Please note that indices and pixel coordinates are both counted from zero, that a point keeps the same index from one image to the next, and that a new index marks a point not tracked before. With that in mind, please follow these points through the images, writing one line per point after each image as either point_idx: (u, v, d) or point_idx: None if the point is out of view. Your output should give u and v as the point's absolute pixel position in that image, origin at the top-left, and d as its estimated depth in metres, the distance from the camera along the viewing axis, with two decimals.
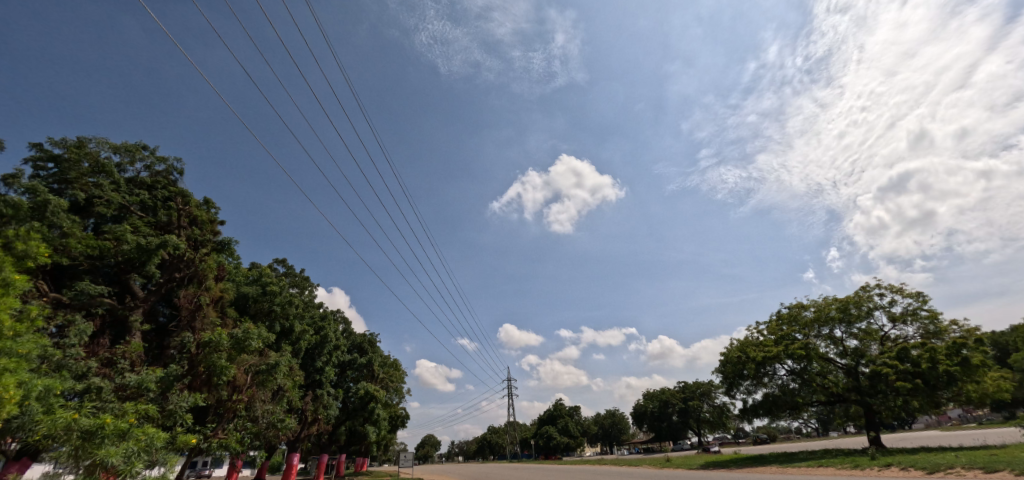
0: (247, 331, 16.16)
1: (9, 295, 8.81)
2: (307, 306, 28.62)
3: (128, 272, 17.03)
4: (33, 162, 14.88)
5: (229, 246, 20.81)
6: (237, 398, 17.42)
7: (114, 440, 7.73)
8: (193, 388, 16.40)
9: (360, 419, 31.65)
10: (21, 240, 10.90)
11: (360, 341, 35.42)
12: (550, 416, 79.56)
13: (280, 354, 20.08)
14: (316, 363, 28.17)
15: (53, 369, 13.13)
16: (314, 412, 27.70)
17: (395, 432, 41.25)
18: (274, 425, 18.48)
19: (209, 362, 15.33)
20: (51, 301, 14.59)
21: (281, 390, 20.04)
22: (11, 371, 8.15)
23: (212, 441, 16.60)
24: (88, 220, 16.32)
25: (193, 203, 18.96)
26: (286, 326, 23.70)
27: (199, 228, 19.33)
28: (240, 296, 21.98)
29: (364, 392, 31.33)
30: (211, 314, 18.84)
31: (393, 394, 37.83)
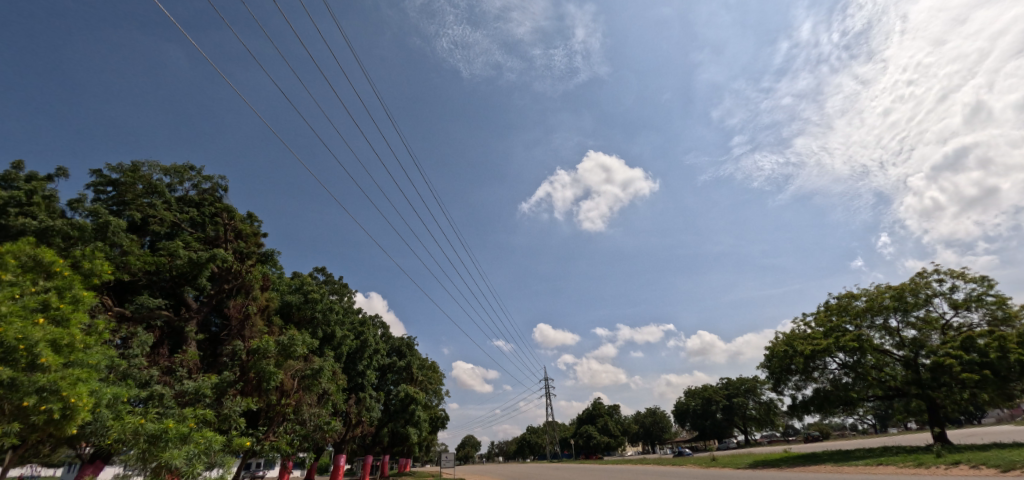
0: (292, 337, 16.95)
1: (79, 311, 9.75)
2: (347, 313, 29.61)
3: (183, 285, 18.20)
4: (94, 187, 16.16)
5: (272, 257, 21.83)
6: (285, 402, 18.16)
7: (177, 442, 8.34)
8: (245, 393, 17.25)
9: (401, 421, 32.42)
10: (88, 259, 12.01)
11: (399, 345, 36.43)
12: (589, 416, 78.98)
13: (324, 358, 20.90)
14: (357, 367, 29.10)
15: (121, 377, 14.19)
16: (358, 415, 28.62)
17: (436, 432, 42.01)
18: (322, 427, 19.15)
19: (259, 368, 16.21)
20: (115, 315, 15.79)
21: (325, 393, 20.86)
22: (83, 380, 8.91)
23: (264, 443, 17.50)
24: (144, 237, 17.59)
25: (238, 217, 20.03)
26: (328, 332, 24.58)
27: (244, 241, 20.30)
28: (284, 304, 23.09)
29: (405, 394, 32.19)
30: (259, 323, 19.76)
31: (433, 396, 38.52)
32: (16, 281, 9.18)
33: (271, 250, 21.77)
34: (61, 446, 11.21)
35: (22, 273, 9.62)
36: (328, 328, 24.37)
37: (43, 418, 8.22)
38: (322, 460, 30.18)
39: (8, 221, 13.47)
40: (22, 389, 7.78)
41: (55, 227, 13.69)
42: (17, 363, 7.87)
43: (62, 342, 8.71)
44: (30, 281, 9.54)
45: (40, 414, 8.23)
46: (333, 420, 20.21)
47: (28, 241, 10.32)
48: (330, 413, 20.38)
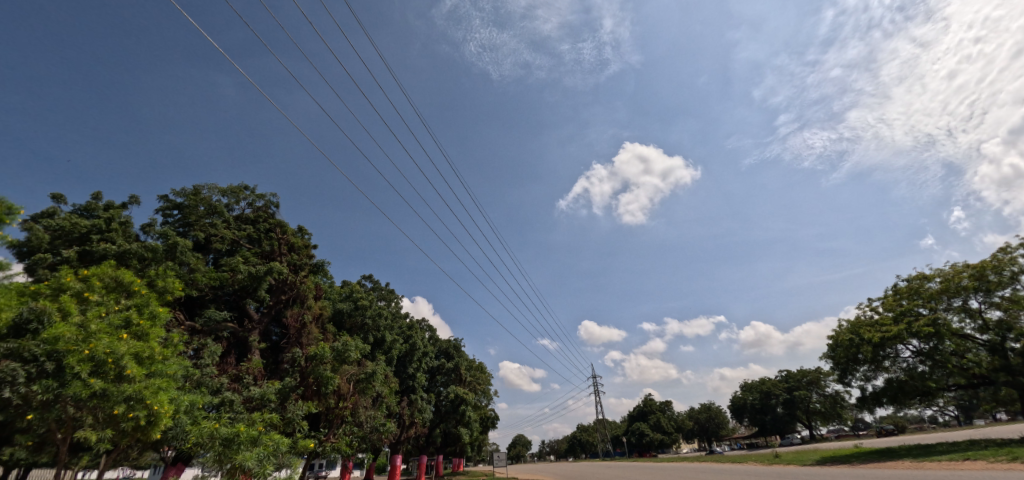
0: (346, 343, 17.84)
1: (156, 326, 10.77)
2: (395, 318, 30.70)
3: (244, 297, 19.54)
4: (162, 211, 17.69)
5: (323, 267, 22.98)
6: (342, 405, 19.03)
7: (248, 445, 9.04)
8: (306, 398, 18.23)
9: (453, 421, 33.20)
10: (162, 278, 13.19)
11: (447, 347, 37.30)
12: (640, 413, 77.40)
13: (376, 362, 21.77)
14: (408, 370, 30.07)
15: (196, 385, 15.46)
16: (411, 417, 29.56)
17: (487, 432, 42.64)
18: (377, 428, 19.95)
19: (317, 374, 17.17)
20: (188, 328, 17.20)
21: (379, 396, 21.73)
22: (164, 389, 9.81)
23: (325, 445, 18.40)
24: (208, 255, 19.06)
25: (289, 231, 21.25)
26: (378, 337, 25.55)
27: (297, 253, 21.50)
28: (336, 312, 24.36)
29: (455, 395, 32.93)
30: (314, 330, 20.87)
31: (482, 396, 39.15)
32: (103, 301, 10.26)
33: (321, 261, 22.93)
34: (148, 450, 12.35)
35: (107, 294, 10.73)
36: (378, 333, 25.34)
37: (132, 424, 9.15)
38: (380, 460, 31.38)
39: (92, 246, 15.01)
40: (113, 398, 8.70)
41: (131, 249, 15.10)
42: (107, 375, 8.79)
43: (144, 354, 9.65)
44: (114, 301, 10.63)
45: (130, 420, 9.17)
46: (387, 422, 20.99)
47: (111, 264, 11.48)
48: (384, 415, 21.19)
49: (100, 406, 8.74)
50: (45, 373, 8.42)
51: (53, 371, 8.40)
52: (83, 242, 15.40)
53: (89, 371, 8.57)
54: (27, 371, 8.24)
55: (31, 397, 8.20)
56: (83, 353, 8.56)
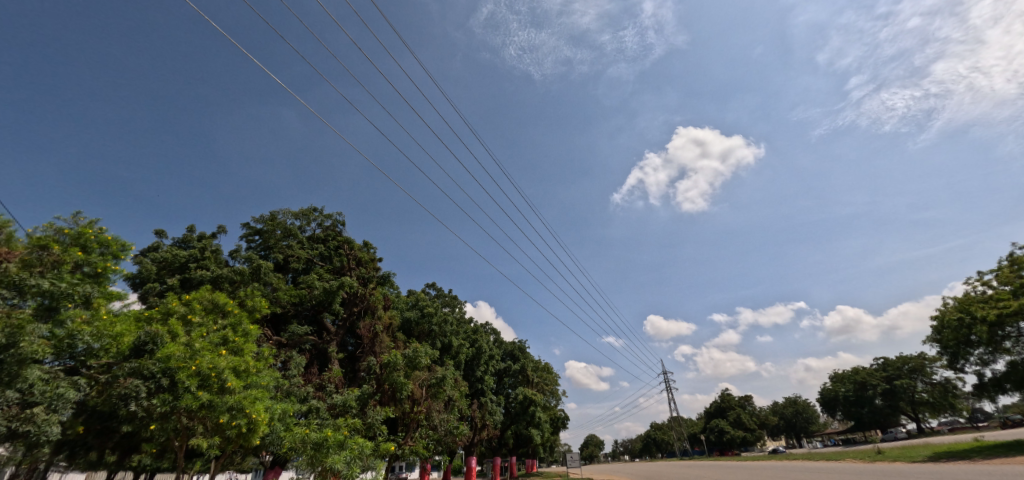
0: (416, 350, 18.93)
1: (248, 341, 12.05)
2: (460, 323, 31.73)
3: (321, 312, 21.16)
4: (246, 237, 19.68)
5: (389, 278, 24.31)
6: (417, 410, 19.77)
7: (336, 449, 10.69)
8: (384, 403, 19.24)
9: (523, 423, 33.68)
10: (251, 298, 14.73)
11: (512, 349, 37.90)
12: (718, 409, 73.63)
13: (445, 367, 22.70)
14: (476, 373, 30.93)
15: (286, 395, 16.97)
16: (482, 419, 30.32)
17: (558, 432, 42.62)
18: (451, 431, 20.68)
19: (392, 380, 18.28)
20: (275, 343, 18.95)
21: (451, 400, 22.58)
22: (259, 399, 10.96)
23: (404, 448, 19.17)
24: (287, 274, 20.91)
25: (356, 246, 22.72)
26: (445, 342, 26.55)
27: (365, 267, 22.90)
28: (404, 321, 25.70)
29: (523, 396, 33.40)
30: (386, 339, 21.87)
31: (550, 397, 39.28)
32: (203, 322, 11.65)
33: (387, 272, 24.29)
34: (250, 455, 13.72)
35: (207, 315, 12.17)
36: (445, 339, 26.30)
37: (236, 431, 10.34)
38: (456, 462, 32.36)
39: (191, 274, 16.99)
40: (218, 408, 9.87)
41: (223, 275, 16.94)
42: (211, 387, 9.98)
43: (241, 368, 10.85)
44: (212, 321, 12.04)
45: (233, 427, 10.35)
46: (460, 424, 21.81)
47: (207, 289, 13.01)
48: (456, 418, 22.00)
49: (209, 415, 9.97)
50: (162, 387, 9.72)
51: (168, 385, 9.67)
52: (183, 271, 17.48)
53: (197, 384, 9.79)
54: (148, 386, 9.56)
55: (153, 408, 9.50)
56: (191, 368, 9.78)
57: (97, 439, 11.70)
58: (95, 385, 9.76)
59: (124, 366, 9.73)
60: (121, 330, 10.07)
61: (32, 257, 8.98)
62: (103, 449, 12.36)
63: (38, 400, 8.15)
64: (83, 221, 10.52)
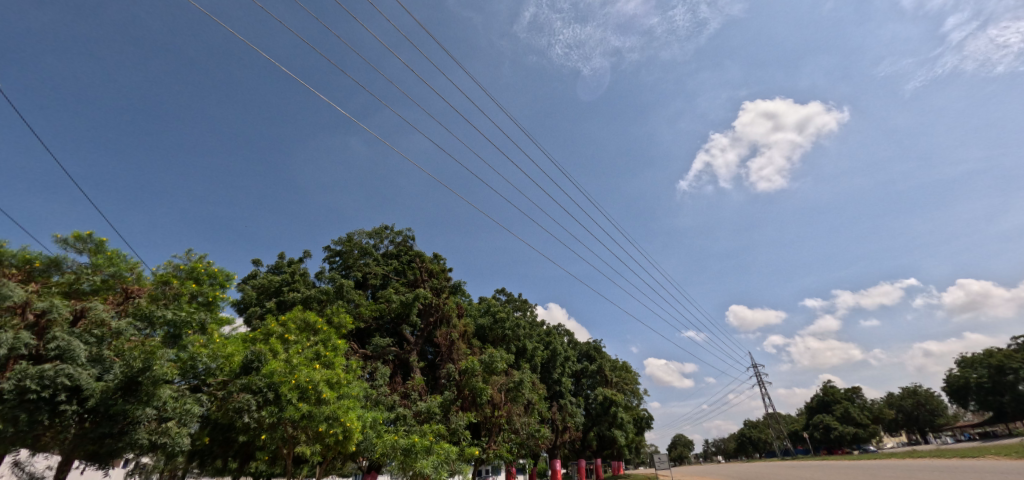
0: (492, 356, 19.67)
1: (338, 355, 13.18)
2: (533, 326, 32.02)
3: (401, 323, 22.53)
4: (329, 259, 21.52)
5: (461, 287, 25.23)
6: (498, 414, 20.37)
7: (423, 453, 12.54)
8: (465, 408, 20.07)
9: (605, 424, 33.22)
10: (338, 316, 16.12)
11: (587, 349, 37.52)
12: (820, 403, 67.15)
13: (522, 371, 23.12)
14: (553, 375, 31.05)
15: (375, 403, 18.16)
16: (563, 421, 30.28)
17: (642, 433, 41.29)
18: (533, 434, 20.91)
19: (471, 386, 19.08)
20: (362, 355, 20.44)
21: (530, 403, 22.90)
22: (351, 408, 11.97)
23: (489, 452, 19.80)
24: (367, 290, 22.53)
25: (427, 259, 23.88)
26: (520, 346, 26.99)
27: (436, 277, 23.92)
28: (478, 327, 26.52)
29: (603, 397, 32.95)
30: (462, 346, 22.76)
31: (631, 396, 38.29)
32: (298, 340, 12.92)
33: (458, 281, 25.22)
34: (348, 460, 14.84)
35: (301, 333, 13.49)
36: (519, 342, 26.71)
37: (334, 438, 11.34)
38: (541, 465, 32.49)
39: (285, 296, 18.79)
40: (316, 418, 10.90)
41: (311, 295, 18.58)
42: (310, 399, 11.06)
43: (334, 380, 11.91)
44: (306, 338, 13.34)
45: (332, 435, 11.33)
46: (541, 427, 22.01)
47: (300, 309, 14.42)
48: (537, 421, 22.23)
49: (310, 424, 11.05)
50: (268, 400, 10.95)
51: (273, 398, 10.88)
52: (278, 294, 19.42)
53: (297, 397, 10.92)
54: (257, 400, 10.79)
55: (262, 420, 10.71)
56: (291, 383, 10.92)
57: (221, 447, 13.40)
58: (214, 400, 11.15)
59: (236, 383, 11.05)
60: (231, 350, 11.42)
61: (157, 292, 10.51)
62: (228, 456, 14.03)
63: (171, 415, 9.51)
64: (194, 257, 12.11)
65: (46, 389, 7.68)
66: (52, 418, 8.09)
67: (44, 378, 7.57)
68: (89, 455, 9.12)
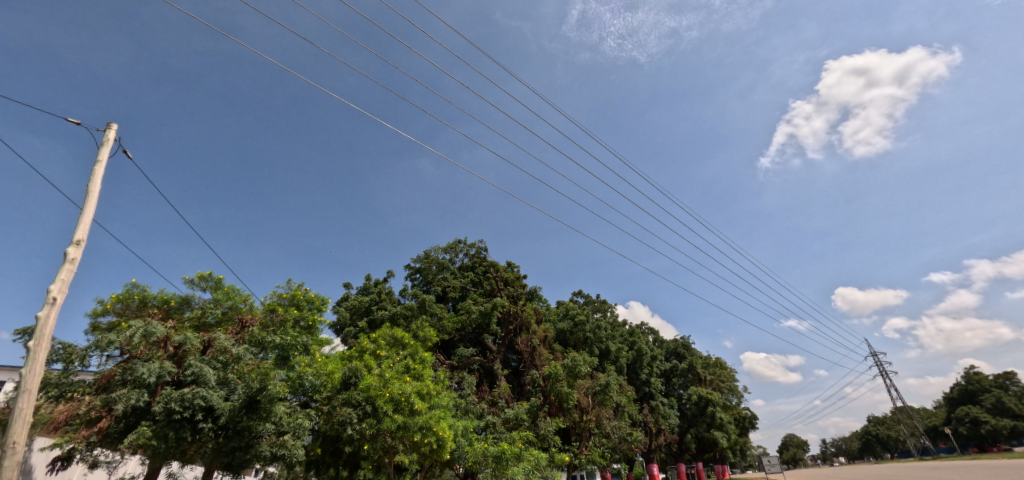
0: (574, 359, 19.50)
1: (426, 368, 13.88)
2: (614, 327, 31.23)
3: (482, 333, 23.21)
4: (411, 276, 22.85)
5: (537, 293, 25.36)
6: (587, 418, 20.01)
7: (514, 460, 12.75)
8: (553, 413, 20.08)
9: (703, 425, 31.31)
10: (423, 329, 17.01)
11: (675, 347, 35.73)
12: (964, 394, 57.59)
13: (607, 373, 22.60)
14: (641, 376, 29.96)
15: (465, 412, 18.72)
16: (657, 424, 29.05)
17: (747, 434, 38.25)
18: (626, 438, 20.40)
19: (557, 391, 19.05)
20: (449, 365, 21.33)
21: (619, 406, 22.24)
22: (443, 417, 12.52)
23: (581, 457, 19.36)
24: (448, 303, 23.57)
25: (501, 268, 24.38)
26: (603, 347, 26.41)
27: (512, 285, 24.26)
28: (559, 332, 26.46)
29: (698, 397, 31.11)
30: (544, 351, 22.75)
31: (729, 395, 35.75)
32: (389, 355, 13.80)
33: (534, 287, 25.38)
34: (445, 468, 15.44)
35: (391, 348, 14.40)
36: (601, 344, 26.18)
37: (430, 447, 11.87)
38: (637, 469, 31.37)
39: (374, 315, 20.19)
40: (412, 428, 11.51)
41: (397, 312, 19.78)
42: (404, 410, 11.74)
43: (424, 391, 12.52)
44: (396, 352, 14.24)
45: (427, 444, 11.88)
46: (633, 431, 21.25)
47: (388, 326, 15.41)
48: (629, 424, 21.52)
49: (406, 434, 11.69)
50: (367, 413, 11.77)
51: (371, 411, 11.71)
52: (368, 313, 20.90)
53: (393, 408, 11.62)
54: (358, 413, 11.68)
55: (364, 431, 11.53)
56: (386, 395, 11.67)
57: (332, 457, 14.66)
58: (320, 415, 12.22)
59: (338, 398, 12.04)
60: (332, 368, 12.36)
61: (267, 319, 11.80)
62: (340, 466, 15.26)
63: (286, 429, 10.50)
64: (294, 285, 13.43)
65: (188, 409, 8.94)
66: (194, 434, 9.39)
67: (185, 400, 8.82)
68: (225, 466, 10.43)
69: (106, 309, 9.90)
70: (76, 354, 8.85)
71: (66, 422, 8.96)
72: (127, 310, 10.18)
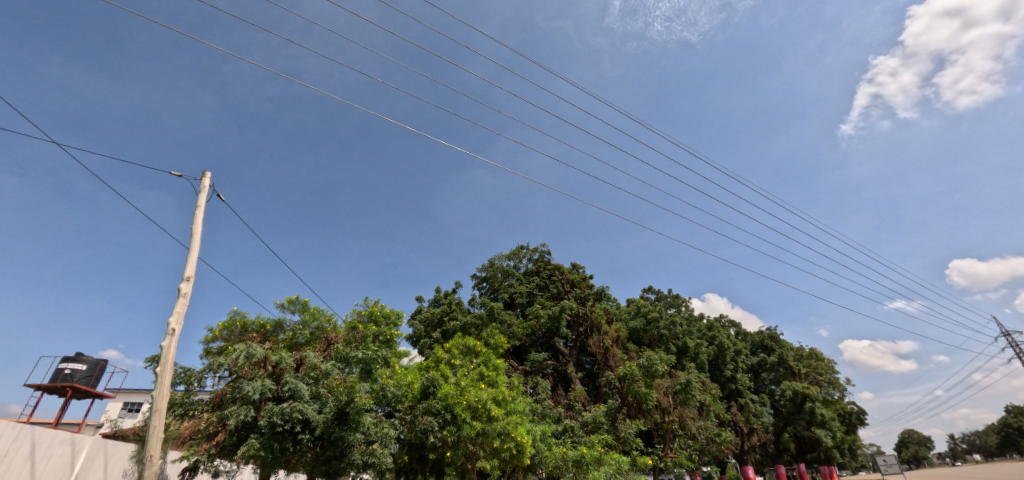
0: (650, 358, 18.78)
1: (500, 374, 14.06)
2: (691, 322, 29.68)
3: (553, 337, 23.10)
4: (478, 285, 23.36)
5: (605, 292, 24.80)
6: (669, 419, 19.09)
7: (595, 464, 12.52)
8: (632, 416, 19.41)
9: (802, 423, 28.71)
10: (494, 337, 17.28)
11: (761, 339, 33.19)
12: None
13: (687, 371, 21.53)
14: (725, 372, 28.15)
15: (542, 417, 18.66)
16: (748, 423, 27.07)
17: (855, 431, 34.47)
18: (714, 439, 19.36)
19: (634, 392, 18.43)
20: (522, 371, 21.45)
21: (703, 405, 21.03)
22: (520, 423, 12.59)
23: (666, 460, 18.31)
24: (516, 309, 23.78)
25: (566, 270, 24.16)
26: (680, 344, 25.19)
27: (579, 287, 23.88)
28: (631, 330, 25.63)
29: (793, 392, 28.60)
30: (618, 352, 22.14)
31: (830, 389, 32.49)
32: (464, 363, 14.17)
33: (601, 287, 24.84)
34: (528, 473, 15.47)
35: (464, 357, 14.77)
36: (679, 341, 24.98)
37: (509, 452, 11.97)
38: (731, 472, 29.36)
39: (447, 325, 20.83)
40: (491, 434, 11.68)
41: (468, 321, 20.26)
42: (482, 417, 11.95)
43: (500, 397, 12.67)
44: (470, 360, 14.58)
45: (506, 449, 11.99)
46: (722, 431, 19.98)
47: (460, 335, 15.84)
48: (716, 424, 20.28)
49: (486, 440, 11.89)
50: (447, 421, 12.13)
51: (451, 419, 12.06)
52: (441, 324, 21.62)
53: (471, 415, 11.89)
54: (438, 421, 12.08)
55: (446, 438, 11.90)
56: (463, 403, 11.97)
57: (419, 464, 15.27)
58: (404, 424, 12.80)
59: (419, 407, 12.55)
60: (411, 378, 12.91)
61: (349, 336, 12.60)
62: (427, 472, 15.84)
63: (375, 439, 11.14)
64: (371, 302, 14.24)
65: (288, 422, 9.75)
66: (296, 445, 10.21)
67: (285, 414, 9.63)
68: (324, 474, 11.23)
69: (216, 336, 11.17)
70: (194, 376, 10.01)
71: (192, 437, 10.14)
72: (232, 336, 11.45)
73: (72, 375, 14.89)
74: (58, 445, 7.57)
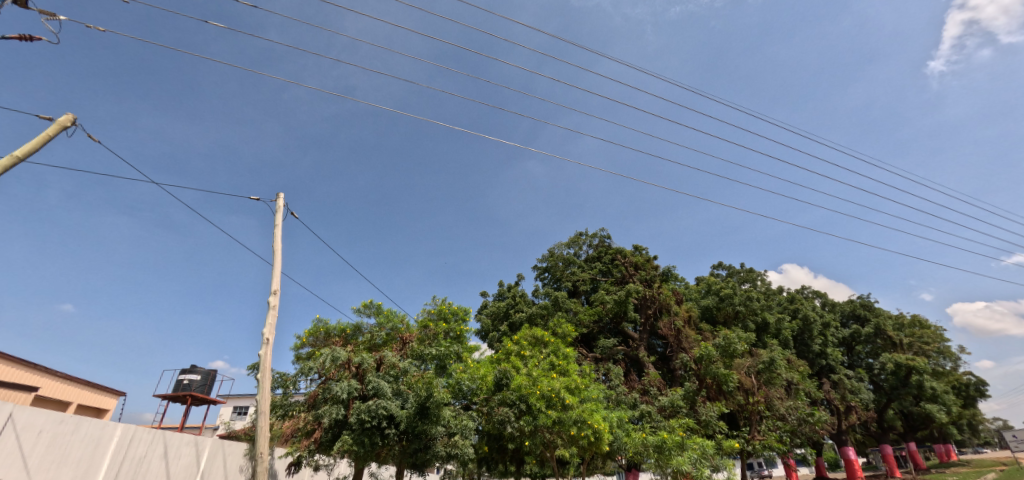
0: (727, 337, 17.79)
1: (571, 362, 13.99)
2: (769, 296, 27.78)
3: (621, 322, 22.54)
4: (540, 276, 23.37)
5: (671, 272, 23.80)
6: (754, 400, 17.97)
7: (677, 449, 12.10)
8: (713, 398, 18.51)
9: (908, 398, 25.91)
10: (560, 326, 17.21)
11: (852, 309, 30.31)
12: None
13: (770, 349, 20.16)
14: (813, 347, 26.04)
15: (617, 403, 18.35)
16: (844, 400, 24.89)
17: (976, 405, 30.55)
18: (806, 419, 17.91)
19: (712, 373, 17.57)
20: (592, 358, 21.21)
21: (791, 384, 19.61)
22: (595, 410, 12.46)
23: (755, 442, 17.29)
24: (581, 296, 23.54)
25: (628, 253, 23.50)
26: (759, 321, 23.66)
27: (644, 268, 23.10)
28: (704, 309, 24.41)
29: (895, 365, 25.87)
30: (691, 333, 21.17)
31: (940, 359, 29.04)
32: (534, 354, 14.25)
33: (667, 267, 23.86)
34: (607, 460, 15.30)
35: (533, 347, 14.83)
36: (757, 317, 23.44)
37: (588, 439, 11.88)
38: (828, 454, 27.20)
39: (513, 318, 21.04)
40: (567, 422, 11.67)
41: (534, 312, 20.36)
42: (556, 406, 11.95)
43: (572, 386, 12.61)
44: (539, 350, 14.65)
45: (584, 437, 11.91)
46: (815, 410, 18.50)
47: (527, 326, 15.92)
48: (808, 404, 18.84)
49: (563, 429, 11.89)
50: (523, 411, 12.28)
51: (526, 408, 12.19)
52: (507, 317, 21.91)
53: (545, 405, 11.94)
54: (514, 411, 12.26)
55: (523, 428, 12.07)
56: (537, 393, 12.06)
57: (499, 454, 15.62)
58: (482, 415, 13.14)
59: (494, 399, 12.81)
60: (483, 372, 13.21)
61: (422, 335, 13.16)
62: (507, 461, 16.18)
63: (455, 431, 11.55)
64: (439, 300, 14.67)
65: (375, 418, 10.32)
66: (384, 439, 10.82)
67: (371, 411, 10.20)
68: (412, 465, 11.83)
69: (303, 342, 12.09)
70: (290, 380, 10.89)
71: (292, 434, 11.07)
72: (318, 341, 12.34)
73: (190, 385, 16.84)
74: (185, 445, 8.55)
